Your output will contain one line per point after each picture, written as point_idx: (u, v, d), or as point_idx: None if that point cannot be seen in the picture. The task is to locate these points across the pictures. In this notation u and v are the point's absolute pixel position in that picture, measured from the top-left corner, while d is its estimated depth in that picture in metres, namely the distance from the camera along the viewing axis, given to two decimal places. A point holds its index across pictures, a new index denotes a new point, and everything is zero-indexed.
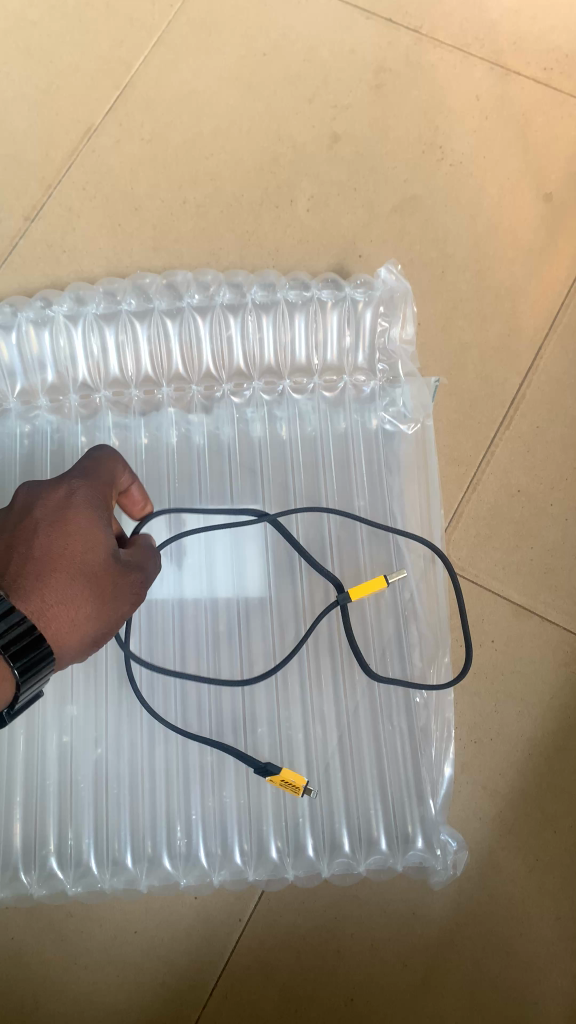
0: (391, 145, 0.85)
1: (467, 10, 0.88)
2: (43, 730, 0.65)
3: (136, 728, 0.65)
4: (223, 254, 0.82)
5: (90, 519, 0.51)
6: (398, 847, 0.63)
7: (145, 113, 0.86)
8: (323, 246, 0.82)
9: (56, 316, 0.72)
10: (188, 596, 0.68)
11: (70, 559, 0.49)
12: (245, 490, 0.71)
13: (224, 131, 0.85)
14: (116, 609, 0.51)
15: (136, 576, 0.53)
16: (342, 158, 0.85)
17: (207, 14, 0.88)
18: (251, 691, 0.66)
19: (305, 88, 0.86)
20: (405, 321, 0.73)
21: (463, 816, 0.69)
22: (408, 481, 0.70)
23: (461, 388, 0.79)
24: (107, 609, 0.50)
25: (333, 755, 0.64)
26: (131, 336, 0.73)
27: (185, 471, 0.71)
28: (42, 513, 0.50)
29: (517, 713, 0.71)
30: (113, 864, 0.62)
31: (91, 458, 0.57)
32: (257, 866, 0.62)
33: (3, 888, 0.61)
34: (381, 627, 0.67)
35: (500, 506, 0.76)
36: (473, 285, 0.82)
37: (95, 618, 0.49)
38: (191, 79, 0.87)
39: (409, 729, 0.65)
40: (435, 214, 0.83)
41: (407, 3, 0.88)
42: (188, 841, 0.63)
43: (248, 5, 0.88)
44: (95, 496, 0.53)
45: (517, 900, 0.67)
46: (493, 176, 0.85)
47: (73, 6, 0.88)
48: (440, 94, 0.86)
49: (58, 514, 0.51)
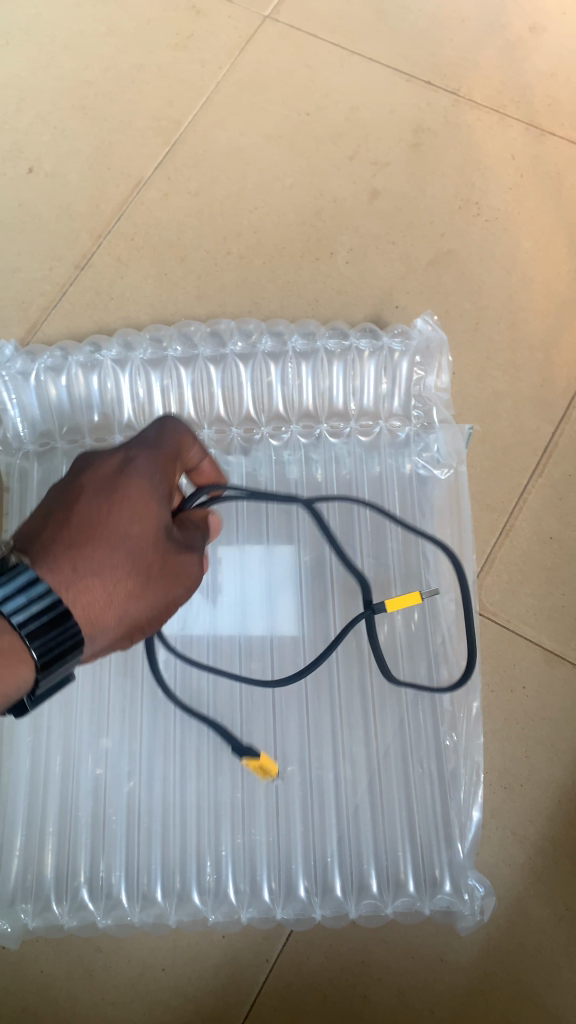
0: (428, 201, 0.88)
1: (503, 74, 0.92)
2: (78, 762, 0.66)
3: (169, 762, 0.66)
4: (265, 302, 0.85)
5: (144, 489, 0.49)
6: (426, 892, 0.62)
7: (192, 168, 0.90)
8: (361, 296, 0.85)
9: (104, 361, 0.75)
10: (222, 633, 0.70)
11: (117, 531, 0.47)
12: (282, 530, 0.73)
13: (268, 186, 0.89)
14: (161, 590, 0.49)
15: (191, 558, 0.51)
16: (381, 212, 0.88)
17: (254, 76, 0.92)
18: (282, 729, 0.66)
19: (346, 146, 0.90)
20: (440, 370, 0.75)
21: (491, 863, 0.69)
22: (441, 526, 0.71)
23: (494, 436, 0.81)
24: (150, 589, 0.48)
25: (363, 796, 0.65)
26: (176, 381, 0.75)
27: (223, 511, 0.73)
28: (90, 484, 0.49)
29: (548, 759, 0.71)
30: (143, 898, 0.63)
31: (156, 426, 0.54)
32: (285, 904, 0.63)
33: (34, 918, 0.62)
34: (412, 670, 0.68)
35: (533, 552, 0.77)
36: (507, 336, 0.84)
37: (136, 596, 0.47)
38: (236, 137, 0.90)
39: (439, 772, 0.65)
40: (471, 267, 0.86)
41: (446, 67, 0.92)
42: (218, 877, 0.63)
43: (293, 68, 0.92)
44: (156, 466, 0.51)
45: (546, 950, 0.66)
46: (528, 231, 0.87)
47: (127, 69, 0.92)
48: (477, 152, 0.90)
49: (107, 485, 0.49)
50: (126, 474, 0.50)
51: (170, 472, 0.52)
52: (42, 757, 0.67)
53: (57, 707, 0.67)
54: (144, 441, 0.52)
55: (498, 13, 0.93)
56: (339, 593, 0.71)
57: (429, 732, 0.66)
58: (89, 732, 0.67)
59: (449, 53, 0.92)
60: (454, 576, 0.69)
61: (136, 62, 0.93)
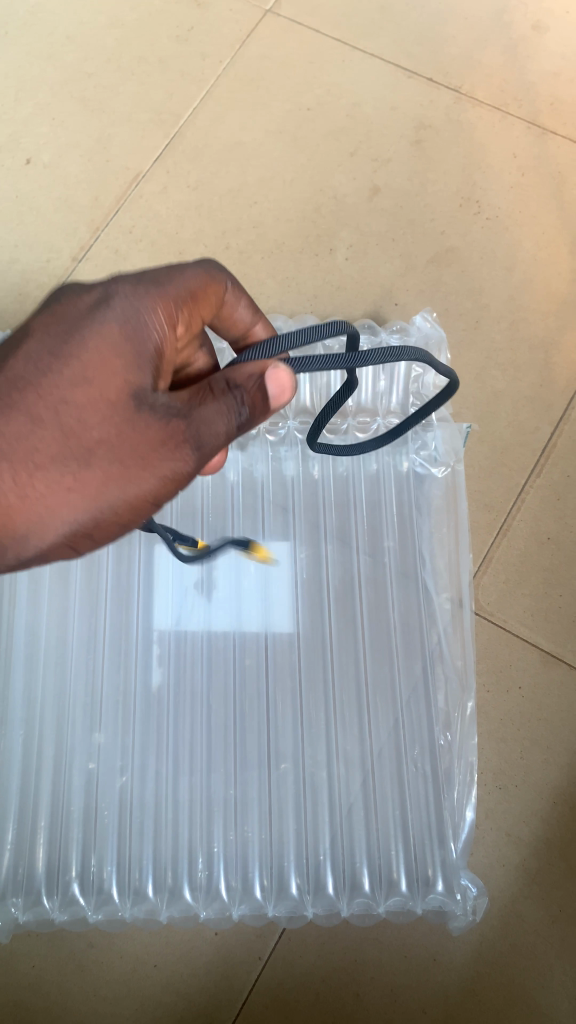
0: (430, 198, 0.88)
1: (506, 72, 0.91)
2: (70, 757, 0.66)
3: (162, 758, 0.66)
4: (264, 297, 0.84)
5: (104, 345, 0.43)
6: (418, 891, 0.62)
7: (192, 161, 0.89)
8: (361, 292, 0.84)
9: None
10: (217, 629, 0.69)
11: (52, 395, 0.42)
12: (278, 526, 0.72)
13: (268, 181, 0.88)
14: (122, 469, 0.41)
15: (176, 429, 0.42)
16: (382, 209, 0.87)
17: (256, 71, 0.92)
18: (276, 727, 0.66)
19: (348, 142, 0.89)
20: (439, 367, 0.74)
21: (484, 863, 0.69)
22: (438, 526, 0.71)
23: (493, 436, 0.80)
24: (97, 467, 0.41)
25: (356, 795, 0.65)
26: None
27: (219, 506, 0.73)
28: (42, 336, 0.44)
29: (543, 760, 0.71)
30: (134, 893, 0.63)
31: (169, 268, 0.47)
32: (276, 902, 0.62)
33: (26, 911, 0.62)
34: (408, 670, 0.68)
35: (530, 552, 0.77)
36: (507, 335, 0.83)
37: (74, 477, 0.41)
38: (237, 131, 0.90)
39: (433, 772, 0.65)
40: (471, 266, 0.86)
41: (449, 64, 0.92)
42: (209, 874, 0.63)
43: (295, 63, 0.92)
44: (137, 319, 0.44)
45: (539, 951, 0.66)
46: (529, 230, 0.87)
47: (128, 62, 0.92)
48: (479, 150, 0.89)
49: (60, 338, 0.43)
50: (88, 326, 0.43)
51: (161, 319, 0.45)
52: (35, 751, 0.66)
53: (50, 702, 0.67)
54: (141, 281, 0.46)
55: (502, 11, 0.93)
56: (335, 590, 0.70)
57: (424, 732, 0.66)
58: (81, 727, 0.66)
59: (452, 50, 0.92)
60: (450, 577, 0.70)
61: (137, 54, 0.92)
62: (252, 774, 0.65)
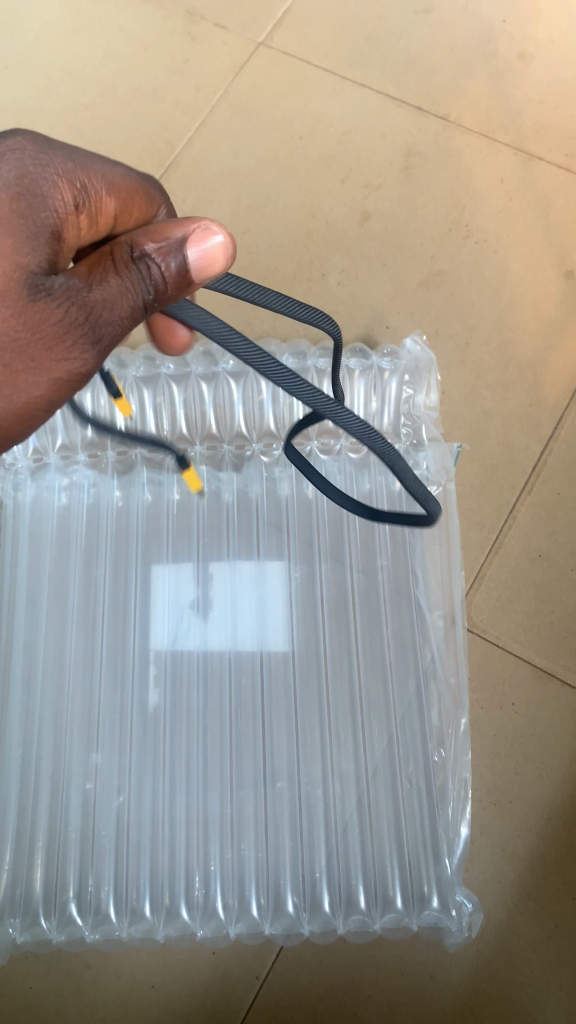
0: (419, 222, 0.89)
1: (492, 99, 0.93)
2: (67, 777, 0.66)
3: (159, 777, 0.66)
4: (257, 322, 0.86)
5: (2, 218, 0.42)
6: (414, 907, 0.63)
7: (186, 189, 0.91)
8: (353, 315, 0.86)
9: (97, 378, 0.76)
10: (213, 648, 0.70)
11: None
12: (272, 545, 0.73)
13: (261, 207, 0.90)
14: None
15: None
16: (372, 234, 0.89)
17: (248, 100, 0.94)
18: (272, 745, 0.67)
19: (338, 169, 0.91)
20: (429, 389, 0.76)
21: (480, 879, 0.69)
22: (431, 544, 0.72)
23: (483, 455, 0.82)
24: None
25: (351, 813, 0.65)
26: (169, 398, 0.77)
27: (214, 525, 0.74)
28: None
29: (537, 775, 0.71)
30: (132, 912, 0.63)
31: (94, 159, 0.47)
32: (273, 920, 0.63)
33: (23, 932, 0.62)
34: (402, 688, 0.68)
35: (522, 569, 0.77)
36: (496, 355, 0.85)
37: None
38: (230, 159, 0.92)
39: (428, 788, 0.65)
40: (461, 289, 0.87)
41: (436, 92, 0.94)
42: (206, 893, 0.64)
43: (286, 93, 0.94)
44: (37, 187, 0.43)
45: (535, 967, 0.67)
46: (517, 253, 0.88)
47: (122, 93, 0.94)
48: (467, 175, 0.91)
49: None
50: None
51: (64, 197, 0.44)
52: (33, 771, 0.67)
53: (47, 723, 0.68)
54: (54, 152, 0.45)
55: (487, 40, 0.95)
56: (329, 608, 0.71)
57: (418, 749, 0.66)
58: (78, 747, 0.67)
59: (439, 79, 0.94)
60: (443, 595, 0.71)
61: (132, 86, 0.94)
62: (248, 793, 0.66)
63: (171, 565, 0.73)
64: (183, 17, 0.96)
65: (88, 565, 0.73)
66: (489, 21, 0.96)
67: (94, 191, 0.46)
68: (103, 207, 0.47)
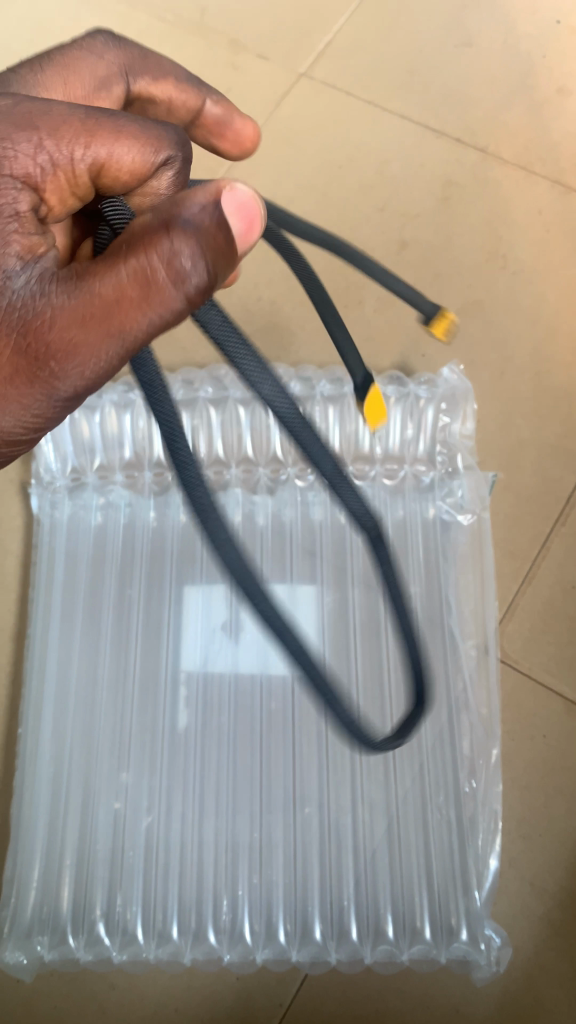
0: (456, 252, 0.90)
1: (531, 132, 0.94)
2: (96, 796, 0.67)
3: (189, 799, 0.67)
4: (294, 347, 0.87)
5: None
6: (443, 939, 0.62)
7: None
8: (388, 343, 0.87)
9: (137, 400, 0.78)
10: (244, 671, 0.70)
11: None
12: (305, 569, 0.74)
13: (300, 234, 0.91)
14: None
15: None
16: (409, 263, 0.90)
17: (288, 130, 0.95)
18: (302, 770, 0.67)
19: (376, 198, 0.92)
20: (465, 418, 0.76)
21: (508, 913, 0.68)
22: (463, 571, 0.72)
23: (517, 484, 0.82)
24: None
25: (380, 841, 0.65)
26: (206, 422, 0.78)
27: (249, 547, 0.74)
28: None
29: (568, 809, 0.71)
30: (159, 934, 0.63)
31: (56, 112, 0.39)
32: (300, 947, 0.63)
33: (51, 950, 0.63)
34: (433, 716, 0.68)
35: (555, 600, 0.77)
36: (532, 385, 0.85)
37: None
38: (270, 187, 0.93)
39: (457, 819, 0.65)
40: (497, 319, 0.88)
41: (475, 125, 0.95)
42: (233, 917, 0.63)
43: (327, 123, 0.95)
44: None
45: (564, 1007, 0.65)
46: (553, 284, 0.89)
47: None
48: (504, 206, 0.92)
49: None
50: None
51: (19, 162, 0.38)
52: (64, 790, 0.67)
53: (78, 743, 0.68)
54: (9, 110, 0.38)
55: (527, 75, 0.96)
56: (360, 634, 0.72)
57: (449, 779, 0.66)
58: (109, 766, 0.67)
59: (478, 112, 0.95)
60: (475, 624, 0.71)
61: None
62: (277, 816, 0.66)
63: (204, 587, 0.73)
64: (226, 47, 0.98)
65: (122, 585, 0.73)
66: (528, 56, 0.97)
67: (62, 159, 0.39)
68: (78, 176, 0.40)
